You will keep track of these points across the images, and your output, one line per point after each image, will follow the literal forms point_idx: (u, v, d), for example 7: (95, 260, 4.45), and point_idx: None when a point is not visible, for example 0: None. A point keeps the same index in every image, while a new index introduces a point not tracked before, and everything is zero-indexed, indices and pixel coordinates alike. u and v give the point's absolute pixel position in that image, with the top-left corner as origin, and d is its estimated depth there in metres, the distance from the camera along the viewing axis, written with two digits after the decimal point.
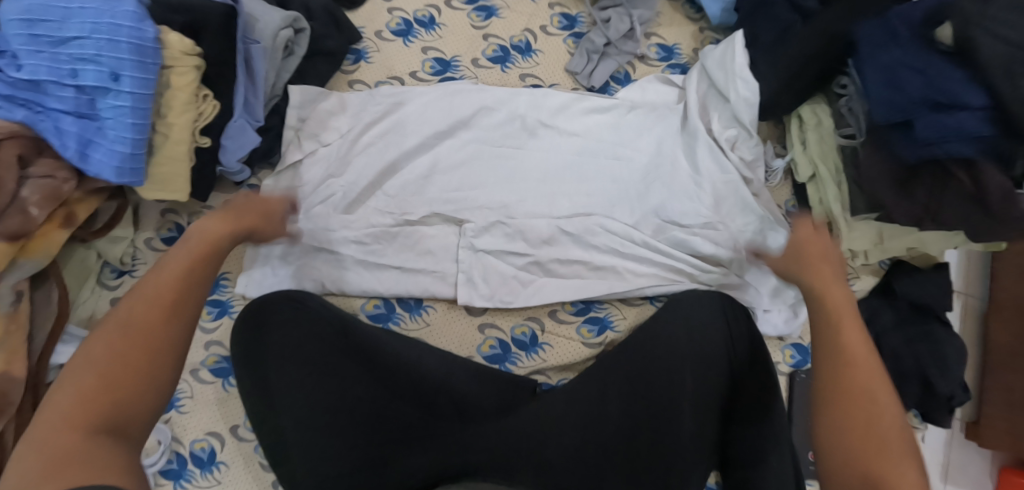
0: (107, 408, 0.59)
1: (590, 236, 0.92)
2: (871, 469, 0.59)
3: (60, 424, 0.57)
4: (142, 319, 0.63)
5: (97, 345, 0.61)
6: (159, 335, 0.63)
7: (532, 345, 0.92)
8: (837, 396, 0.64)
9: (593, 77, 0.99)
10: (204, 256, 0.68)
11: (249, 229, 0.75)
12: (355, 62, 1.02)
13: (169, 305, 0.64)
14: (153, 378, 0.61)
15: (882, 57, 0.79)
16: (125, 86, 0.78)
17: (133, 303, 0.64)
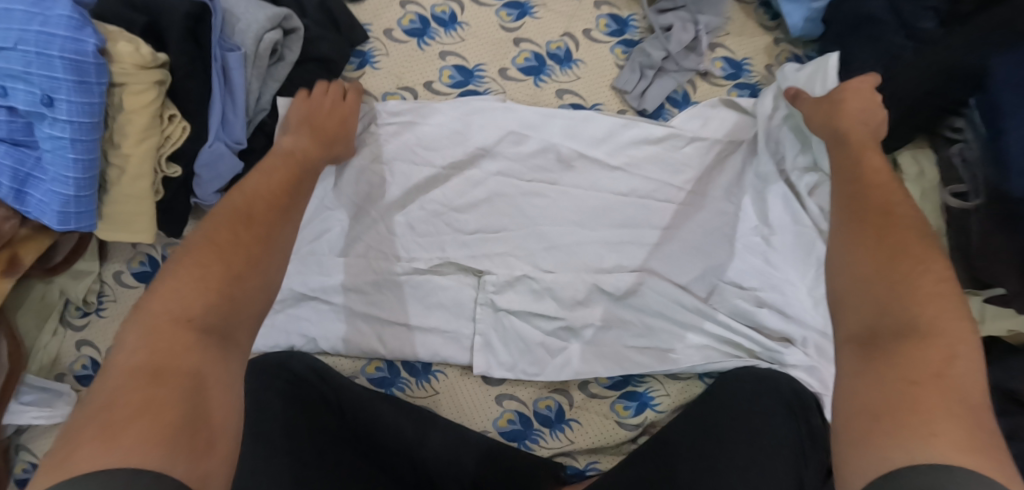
0: (188, 357, 0.50)
1: (634, 298, 0.77)
2: (896, 317, 0.50)
3: (130, 377, 0.48)
4: (216, 263, 0.56)
5: (159, 300, 0.52)
6: (245, 275, 0.56)
7: (557, 421, 0.77)
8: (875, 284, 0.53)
9: (646, 99, 0.82)
10: (284, 194, 0.66)
11: (304, 164, 0.71)
12: (359, 66, 0.85)
13: (235, 256, 0.57)
14: (225, 330, 0.53)
15: None
16: (61, 113, 0.62)
17: (201, 243, 0.57)
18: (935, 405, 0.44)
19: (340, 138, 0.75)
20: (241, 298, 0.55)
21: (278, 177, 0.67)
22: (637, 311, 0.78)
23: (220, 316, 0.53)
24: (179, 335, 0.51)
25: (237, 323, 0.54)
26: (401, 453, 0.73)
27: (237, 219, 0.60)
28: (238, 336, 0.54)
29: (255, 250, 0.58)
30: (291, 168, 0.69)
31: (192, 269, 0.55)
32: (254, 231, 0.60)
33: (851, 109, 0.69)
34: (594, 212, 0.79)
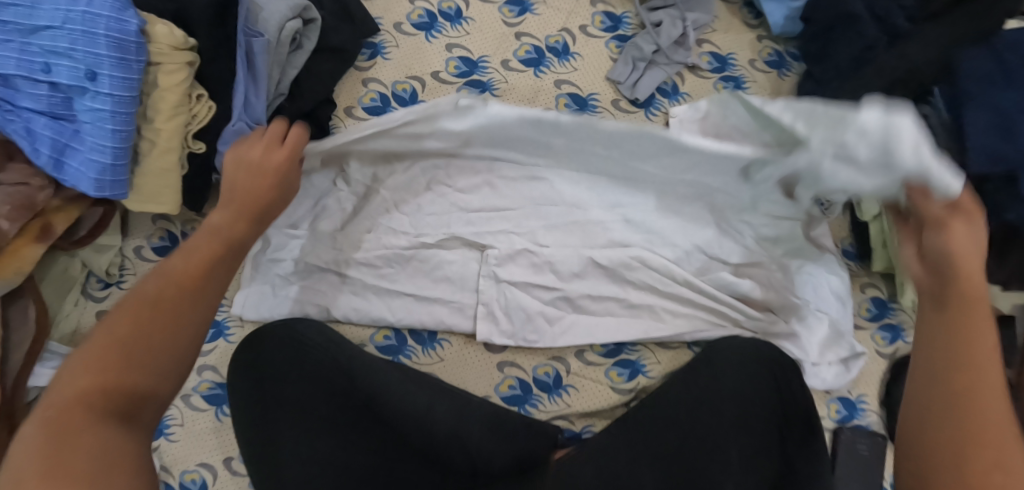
0: (110, 401, 0.53)
1: (627, 271, 0.83)
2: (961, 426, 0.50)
3: (35, 432, 0.51)
4: (120, 358, 0.54)
5: (88, 353, 0.55)
6: (150, 362, 0.55)
7: (555, 387, 0.83)
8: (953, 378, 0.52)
9: (638, 89, 0.88)
10: (205, 271, 0.60)
11: (230, 234, 0.64)
12: (371, 57, 0.91)
13: (169, 301, 0.57)
14: (153, 374, 0.55)
15: (992, 97, 0.68)
16: (103, 87, 0.68)
17: (104, 334, 0.55)
18: None
19: (270, 207, 0.68)
20: (146, 386, 0.55)
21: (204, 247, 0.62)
22: (629, 284, 0.83)
23: (123, 401, 0.54)
24: (74, 445, 0.51)
25: (142, 417, 0.54)
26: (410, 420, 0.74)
27: (142, 300, 0.57)
28: (144, 417, 0.55)
29: (164, 335, 0.56)
30: (214, 245, 0.63)
31: (95, 365, 0.54)
32: (163, 307, 0.57)
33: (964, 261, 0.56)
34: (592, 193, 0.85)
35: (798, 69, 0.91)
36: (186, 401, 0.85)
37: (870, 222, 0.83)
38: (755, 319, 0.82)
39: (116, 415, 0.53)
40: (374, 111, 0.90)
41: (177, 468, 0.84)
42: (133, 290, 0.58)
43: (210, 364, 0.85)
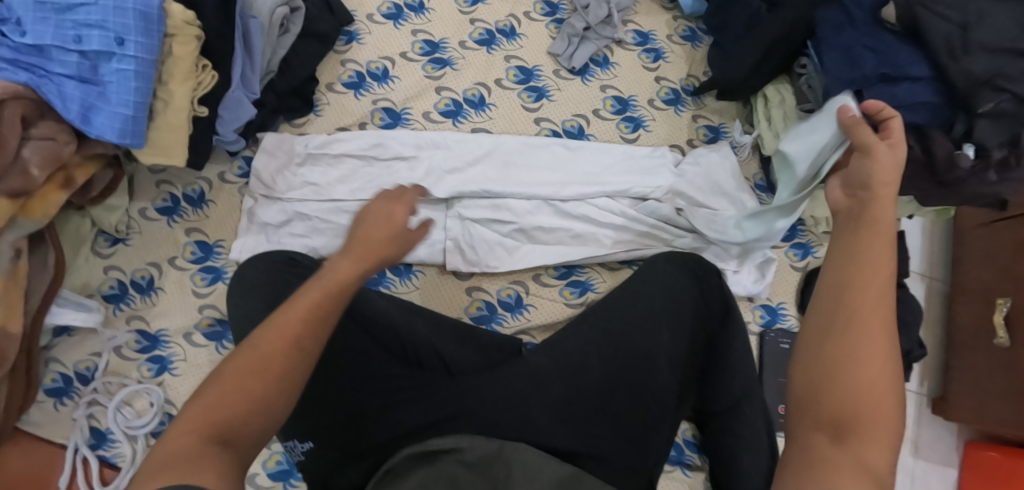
0: (236, 412, 0.54)
1: (571, 206, 0.97)
2: (852, 394, 0.56)
3: (182, 428, 0.53)
4: (233, 392, 0.55)
5: (231, 367, 0.56)
6: (260, 400, 0.55)
7: (517, 306, 0.96)
8: (842, 305, 0.59)
9: (574, 59, 1.05)
10: (327, 320, 0.59)
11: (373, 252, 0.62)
12: (347, 42, 1.06)
13: (297, 332, 0.58)
14: (281, 394, 0.56)
15: (841, 37, 0.86)
16: (130, 51, 0.80)
17: (234, 366, 0.56)
18: (841, 467, 0.53)
19: (387, 261, 0.64)
20: (245, 420, 0.54)
21: (340, 283, 0.60)
22: (575, 217, 0.97)
23: (229, 422, 0.53)
24: (173, 461, 0.50)
25: (241, 447, 0.54)
26: (390, 328, 0.86)
27: (272, 340, 0.57)
28: (244, 444, 0.54)
29: (286, 371, 0.56)
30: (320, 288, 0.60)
31: (214, 398, 0.54)
32: (282, 346, 0.57)
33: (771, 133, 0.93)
34: (537, 141, 1.00)
35: (708, 41, 1.10)
36: (187, 339, 0.96)
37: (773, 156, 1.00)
38: (682, 237, 0.97)
39: (217, 438, 0.52)
40: (351, 85, 1.04)
41: (180, 399, 0.94)
42: (279, 324, 0.58)
43: (210, 304, 0.97)
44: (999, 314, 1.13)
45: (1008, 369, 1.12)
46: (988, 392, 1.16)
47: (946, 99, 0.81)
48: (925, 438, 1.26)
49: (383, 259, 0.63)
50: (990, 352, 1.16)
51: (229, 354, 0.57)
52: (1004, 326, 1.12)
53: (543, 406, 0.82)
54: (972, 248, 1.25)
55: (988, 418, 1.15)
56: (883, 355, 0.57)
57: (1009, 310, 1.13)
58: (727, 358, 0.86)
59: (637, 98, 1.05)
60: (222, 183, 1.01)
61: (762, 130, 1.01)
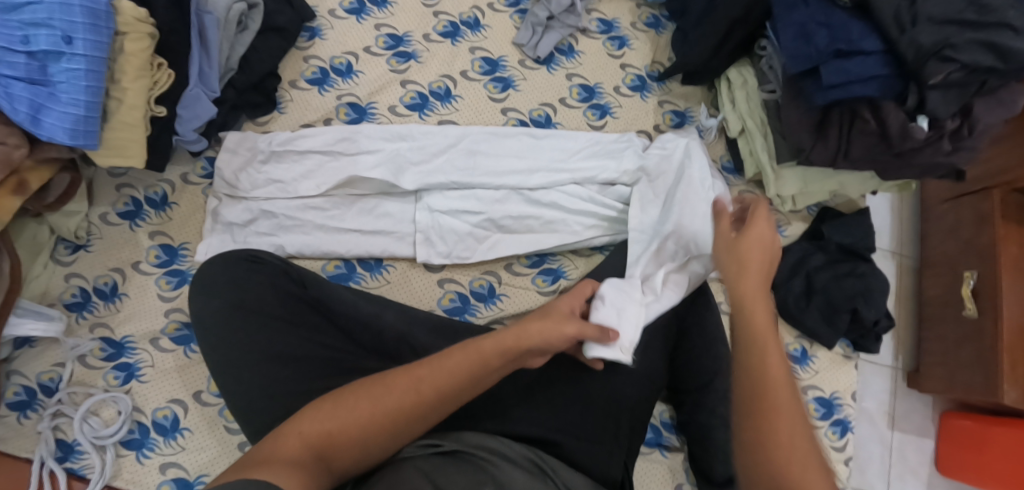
0: (338, 430, 0.65)
1: (540, 194, 0.96)
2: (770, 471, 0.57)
3: (293, 432, 0.64)
4: (341, 412, 0.66)
5: (349, 394, 0.68)
6: (364, 430, 0.65)
7: (490, 296, 0.95)
8: (755, 404, 0.59)
9: (538, 48, 1.04)
10: (454, 381, 0.68)
11: (529, 336, 0.72)
12: (310, 38, 1.05)
13: (428, 386, 0.68)
14: (388, 432, 0.66)
15: (793, 15, 0.85)
16: (78, 49, 0.78)
17: (356, 394, 0.67)
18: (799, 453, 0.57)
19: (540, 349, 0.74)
20: (343, 442, 0.64)
21: (483, 354, 0.70)
22: (544, 204, 0.96)
23: (327, 440, 0.64)
24: (272, 460, 0.60)
25: (334, 465, 0.64)
26: (361, 322, 0.87)
27: (399, 379, 0.68)
28: (338, 463, 0.64)
29: (396, 407, 0.66)
30: (465, 357, 0.69)
31: (329, 411, 0.66)
32: (404, 385, 0.67)
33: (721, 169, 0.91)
34: (501, 130, 1.00)
35: (671, 28, 1.10)
36: (155, 344, 0.94)
37: (738, 138, 1.01)
38: None
39: (317, 450, 0.63)
40: (315, 81, 1.03)
41: (149, 406, 0.92)
42: (414, 368, 0.69)
43: (176, 308, 0.95)
44: (966, 286, 1.15)
45: (975, 339, 1.14)
46: (955, 360, 1.18)
47: (897, 71, 0.80)
48: (900, 410, 1.28)
49: (530, 347, 0.72)
50: (957, 323, 1.19)
51: (358, 382, 0.69)
52: (971, 297, 1.15)
53: (515, 387, 0.83)
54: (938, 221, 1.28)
55: (956, 386, 1.17)
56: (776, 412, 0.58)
57: (975, 283, 1.15)
58: (697, 337, 0.89)
59: (602, 85, 1.05)
60: (185, 184, 0.99)
61: (727, 112, 1.02)
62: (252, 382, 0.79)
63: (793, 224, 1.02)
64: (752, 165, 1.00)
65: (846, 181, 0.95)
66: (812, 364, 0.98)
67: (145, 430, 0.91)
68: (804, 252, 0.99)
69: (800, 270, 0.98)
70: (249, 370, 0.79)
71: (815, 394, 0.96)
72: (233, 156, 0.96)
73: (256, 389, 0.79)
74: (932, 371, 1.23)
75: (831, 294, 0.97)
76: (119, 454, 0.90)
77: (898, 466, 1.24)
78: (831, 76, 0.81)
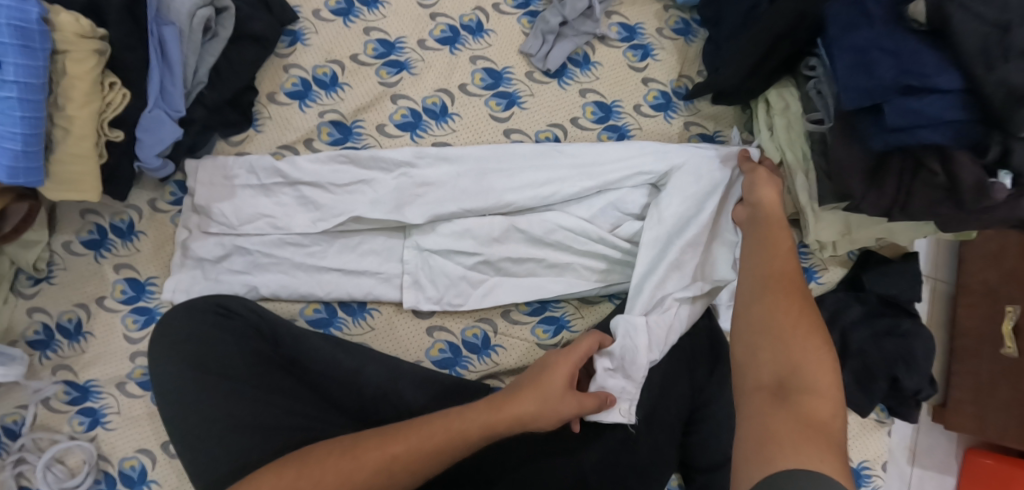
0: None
1: (545, 234, 0.85)
2: (790, 363, 0.61)
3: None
4: (306, 477, 0.58)
5: (304, 456, 0.60)
6: None
7: (484, 347, 0.86)
8: (774, 292, 0.68)
9: (549, 60, 0.91)
10: (430, 460, 0.61)
11: (515, 412, 0.66)
12: (290, 44, 0.93)
13: (401, 459, 0.60)
14: None
15: (853, 38, 0.71)
16: (9, 75, 0.67)
17: (317, 455, 0.60)
18: (810, 366, 0.61)
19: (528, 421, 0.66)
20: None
21: (468, 437, 0.63)
22: (548, 245, 0.86)
23: None
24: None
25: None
26: (341, 379, 0.79)
27: (370, 451, 0.60)
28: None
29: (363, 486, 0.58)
30: (444, 432, 0.63)
31: (292, 474, 0.58)
32: (375, 460, 0.60)
33: (767, 193, 0.79)
34: (506, 153, 0.88)
35: (703, 35, 0.96)
36: (122, 389, 0.87)
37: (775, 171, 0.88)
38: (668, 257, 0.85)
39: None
40: (296, 95, 0.91)
41: (116, 455, 0.86)
42: (388, 442, 0.61)
43: (143, 350, 0.87)
44: (1006, 323, 1.04)
45: (1011, 376, 1.05)
46: (988, 400, 1.09)
47: (978, 115, 0.66)
48: (921, 445, 1.17)
49: (518, 419, 0.66)
50: (993, 360, 1.09)
51: (318, 446, 0.61)
52: (1012, 335, 1.04)
53: (510, 469, 0.72)
54: (983, 247, 1.14)
55: (987, 428, 1.08)
56: (795, 313, 0.66)
57: (1017, 319, 1.04)
58: (715, 408, 0.80)
59: (621, 103, 0.92)
60: (153, 212, 0.90)
61: (763, 140, 0.88)
62: (214, 448, 0.70)
63: (830, 269, 0.90)
64: (790, 204, 0.87)
65: (897, 228, 0.83)
66: None
67: (112, 481, 0.85)
68: (840, 303, 0.88)
69: (834, 325, 0.87)
70: (211, 434, 0.71)
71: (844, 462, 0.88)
72: (202, 188, 0.87)
73: (216, 459, 0.70)
74: (960, 407, 1.13)
75: (869, 356, 0.85)
76: None
77: None
78: (895, 117, 0.68)
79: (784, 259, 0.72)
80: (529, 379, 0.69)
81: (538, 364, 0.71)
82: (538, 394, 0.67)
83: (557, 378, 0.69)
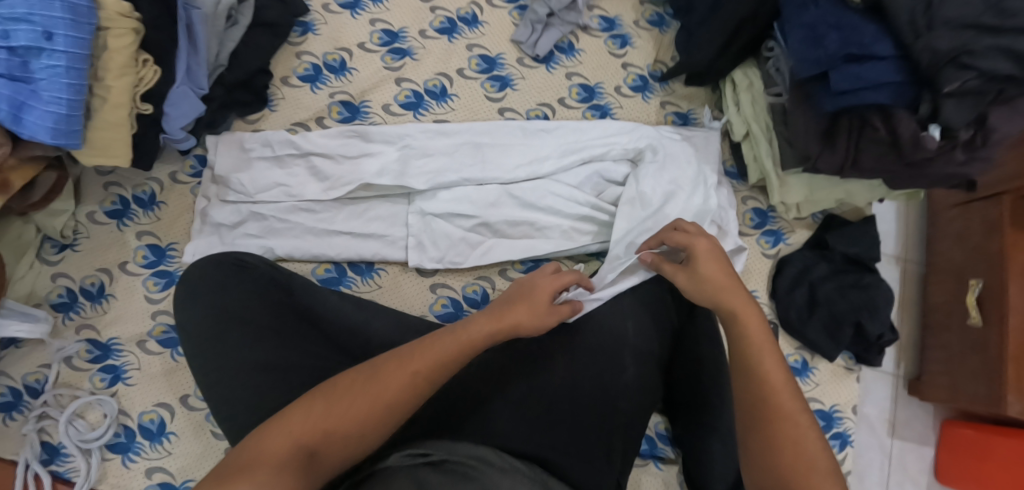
0: (319, 432, 0.62)
1: (538, 198, 0.94)
2: (785, 457, 0.64)
3: (280, 432, 0.62)
4: (337, 410, 0.63)
5: (327, 400, 0.64)
6: (364, 428, 0.63)
7: (483, 302, 0.95)
8: (752, 373, 0.69)
9: (538, 46, 1.01)
10: (445, 370, 0.67)
11: (519, 319, 0.72)
12: (302, 33, 1.01)
13: (418, 374, 0.66)
14: (379, 428, 0.64)
15: (804, 16, 0.81)
16: (60, 45, 0.75)
17: (353, 382, 0.65)
18: (809, 448, 0.64)
19: (528, 327, 0.73)
20: (337, 444, 0.63)
21: (472, 337, 0.69)
22: (538, 209, 0.94)
23: (314, 442, 0.62)
24: (257, 467, 0.58)
25: (322, 462, 0.62)
26: (346, 329, 0.84)
27: (392, 372, 0.66)
28: (327, 459, 0.62)
29: (393, 407, 0.64)
30: (455, 340, 0.69)
31: (323, 412, 0.63)
32: (400, 381, 0.65)
33: (710, 268, 0.76)
34: (500, 128, 0.97)
35: (676, 26, 1.07)
36: (141, 347, 0.92)
37: (742, 141, 0.98)
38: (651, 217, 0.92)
39: (306, 449, 0.61)
40: (308, 78, 1.00)
41: (135, 409, 0.91)
42: (408, 360, 0.67)
43: (163, 309, 0.94)
44: (970, 294, 1.09)
45: (980, 347, 1.08)
46: (960, 369, 1.13)
47: (912, 78, 0.77)
48: (901, 418, 1.23)
49: (524, 321, 0.73)
50: (962, 332, 1.13)
51: (347, 375, 0.67)
52: (976, 305, 1.09)
53: (508, 403, 0.78)
54: (950, 227, 1.19)
55: (960, 396, 1.12)
56: (777, 401, 0.67)
57: (981, 291, 1.09)
58: (695, 348, 0.84)
59: (603, 85, 1.02)
60: (173, 184, 0.97)
61: (731, 115, 0.98)
62: (230, 388, 0.76)
63: (796, 231, 1.00)
64: (757, 171, 0.97)
65: (854, 189, 0.93)
66: (814, 376, 0.96)
67: (131, 433, 0.90)
68: (807, 261, 0.97)
69: (803, 280, 0.96)
70: (226, 374, 0.77)
71: (817, 407, 0.95)
72: (218, 162, 0.94)
73: (234, 399, 0.75)
74: (934, 381, 1.17)
75: (836, 306, 0.94)
76: (105, 458, 0.90)
77: (898, 475, 1.19)
78: (841, 81, 0.78)
79: (739, 302, 0.73)
80: (515, 293, 0.76)
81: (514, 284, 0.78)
82: (531, 304, 0.74)
83: (541, 291, 0.75)
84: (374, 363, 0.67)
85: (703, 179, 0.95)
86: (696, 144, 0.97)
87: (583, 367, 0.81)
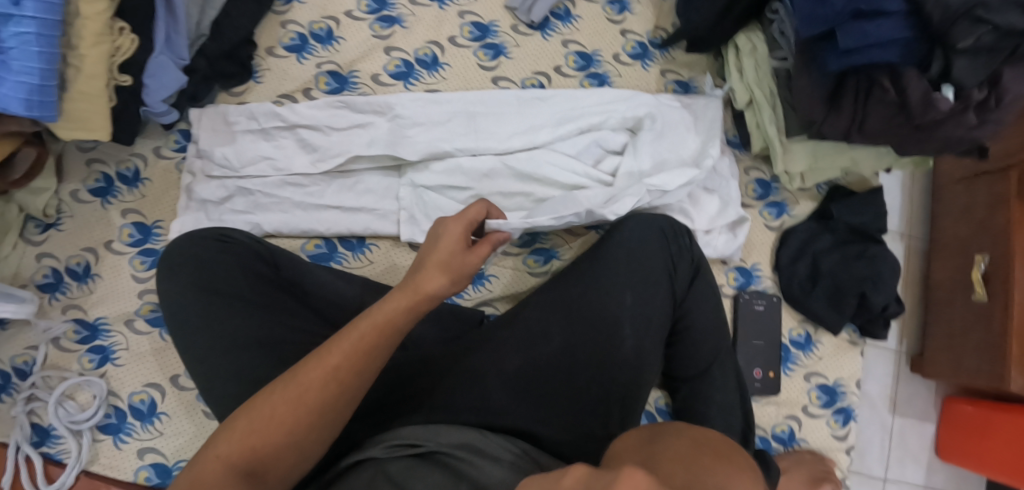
0: (253, 448, 0.58)
1: (534, 169, 0.91)
2: None
3: (210, 455, 0.58)
4: (263, 424, 0.58)
5: (258, 412, 0.59)
6: (295, 437, 0.59)
7: (478, 277, 0.93)
8: None
9: (533, 12, 0.97)
10: (369, 359, 0.62)
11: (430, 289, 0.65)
12: (286, 1, 0.97)
13: (339, 369, 0.60)
14: (317, 433, 0.60)
15: None
16: (28, 10, 0.70)
17: (281, 392, 0.60)
18: None
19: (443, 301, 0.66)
20: (274, 455, 0.58)
21: (393, 320, 0.63)
22: (535, 180, 0.91)
23: (249, 461, 0.58)
24: None
25: (264, 479, 0.58)
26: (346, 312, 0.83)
27: (313, 372, 0.60)
28: (271, 474, 0.59)
29: (317, 408, 0.60)
30: (370, 328, 0.62)
31: (246, 427, 0.58)
32: (319, 379, 0.60)
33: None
34: (493, 98, 0.94)
35: None
36: (130, 326, 0.91)
37: (746, 109, 0.95)
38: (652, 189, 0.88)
39: (244, 469, 0.57)
40: (293, 49, 0.96)
41: (125, 390, 0.89)
42: (325, 355, 0.61)
43: (150, 288, 0.92)
44: (976, 269, 1.03)
45: (984, 324, 1.03)
46: (961, 347, 1.08)
47: (921, 34, 0.73)
48: (902, 395, 1.19)
49: (437, 287, 0.65)
50: (966, 306, 1.08)
51: (273, 381, 0.61)
52: (982, 281, 1.03)
53: (501, 380, 0.76)
54: (952, 202, 1.15)
55: (962, 372, 1.07)
56: None
57: (987, 266, 1.03)
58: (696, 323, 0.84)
59: (601, 53, 0.99)
60: (158, 159, 0.94)
61: (733, 81, 0.94)
62: (222, 366, 0.74)
63: (801, 202, 0.97)
64: (759, 139, 0.94)
65: (859, 157, 0.91)
66: (816, 350, 0.94)
67: (122, 414, 0.89)
68: (809, 233, 0.95)
69: (806, 253, 0.94)
70: (212, 350, 0.75)
71: (820, 381, 0.93)
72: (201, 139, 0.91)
73: (223, 376, 0.74)
74: (936, 358, 1.13)
75: (839, 277, 0.93)
76: (96, 438, 0.88)
77: (899, 452, 1.17)
78: (847, 40, 0.73)
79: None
80: (422, 256, 0.68)
81: (427, 240, 0.69)
82: (441, 265, 0.66)
83: (448, 238, 0.67)
84: (293, 369, 0.61)
85: (704, 149, 0.92)
86: (698, 111, 0.94)
87: (579, 343, 0.78)
